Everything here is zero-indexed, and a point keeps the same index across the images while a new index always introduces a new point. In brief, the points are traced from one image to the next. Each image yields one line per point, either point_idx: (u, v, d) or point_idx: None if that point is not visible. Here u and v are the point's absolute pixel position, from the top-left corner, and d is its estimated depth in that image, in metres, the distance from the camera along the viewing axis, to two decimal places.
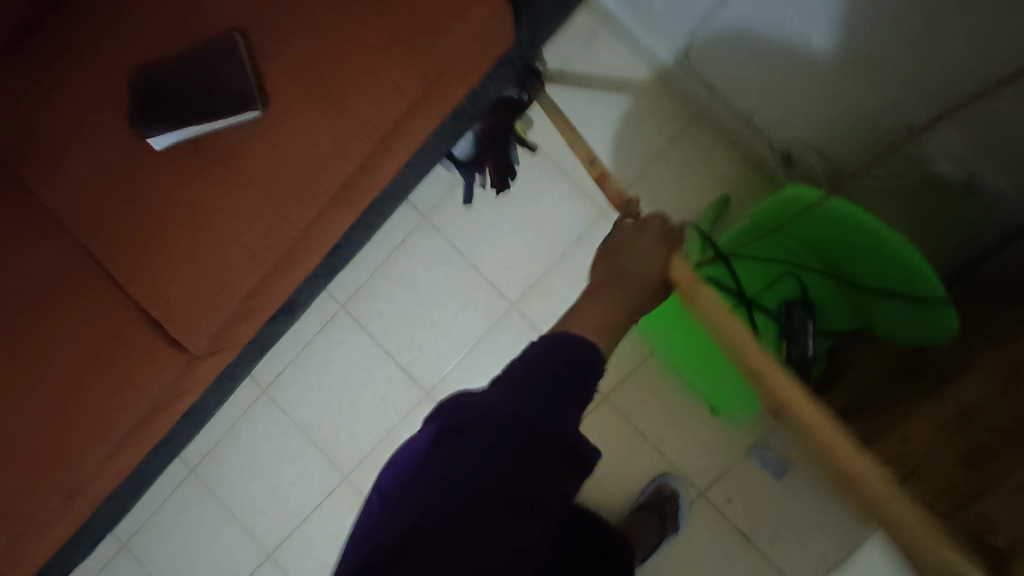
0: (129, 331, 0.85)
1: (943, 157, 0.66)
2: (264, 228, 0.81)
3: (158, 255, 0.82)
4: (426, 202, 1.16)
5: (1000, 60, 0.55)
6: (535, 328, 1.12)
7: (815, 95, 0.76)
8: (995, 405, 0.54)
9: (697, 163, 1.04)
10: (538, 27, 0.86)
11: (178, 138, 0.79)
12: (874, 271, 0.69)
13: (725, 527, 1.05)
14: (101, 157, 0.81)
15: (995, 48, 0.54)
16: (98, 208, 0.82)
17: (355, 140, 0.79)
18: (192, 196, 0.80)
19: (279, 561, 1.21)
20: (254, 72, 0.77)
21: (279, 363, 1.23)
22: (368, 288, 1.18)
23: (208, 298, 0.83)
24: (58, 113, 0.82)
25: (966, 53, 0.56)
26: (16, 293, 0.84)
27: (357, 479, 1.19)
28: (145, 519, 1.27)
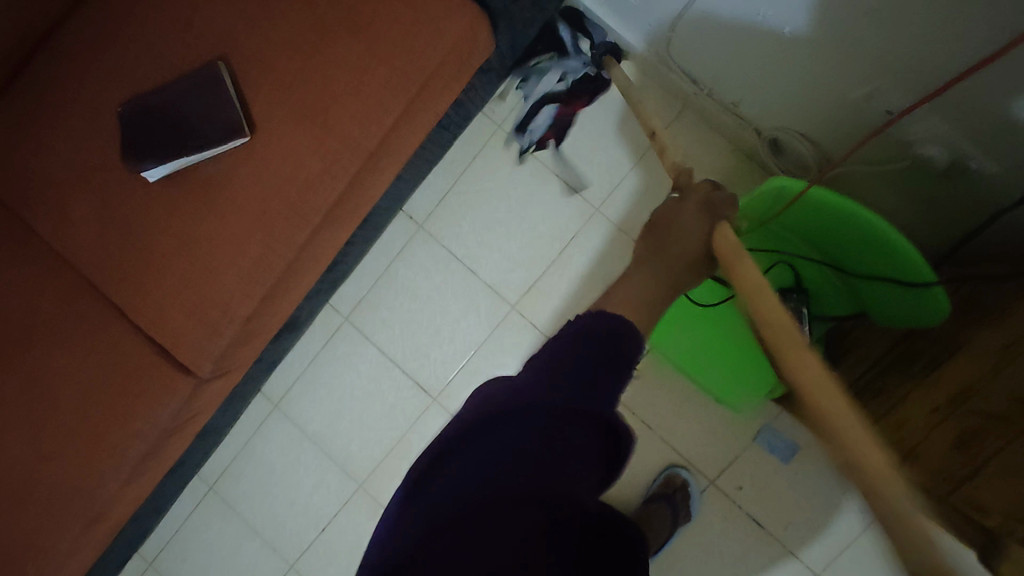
0: (137, 360, 0.86)
1: (928, 140, 0.65)
2: (260, 252, 0.82)
3: (160, 284, 0.83)
4: (421, 211, 1.17)
5: (975, 43, 0.54)
6: (537, 329, 1.13)
7: (797, 84, 0.76)
8: (991, 388, 0.54)
9: (688, 153, 1.04)
10: (517, 32, 0.87)
11: (171, 169, 0.80)
12: (864, 257, 0.69)
13: (736, 515, 1.06)
14: (98, 191, 0.83)
15: (968, 31, 0.54)
16: (99, 241, 0.84)
17: (342, 159, 0.80)
18: (189, 224, 0.81)
19: (302, 572, 1.24)
20: (240, 99, 0.78)
21: (288, 378, 1.24)
22: (370, 299, 1.20)
23: (210, 324, 0.84)
24: (53, 152, 0.84)
25: (940, 36, 0.56)
26: (25, 329, 0.86)
27: (373, 487, 1.21)
28: (169, 538, 1.30)
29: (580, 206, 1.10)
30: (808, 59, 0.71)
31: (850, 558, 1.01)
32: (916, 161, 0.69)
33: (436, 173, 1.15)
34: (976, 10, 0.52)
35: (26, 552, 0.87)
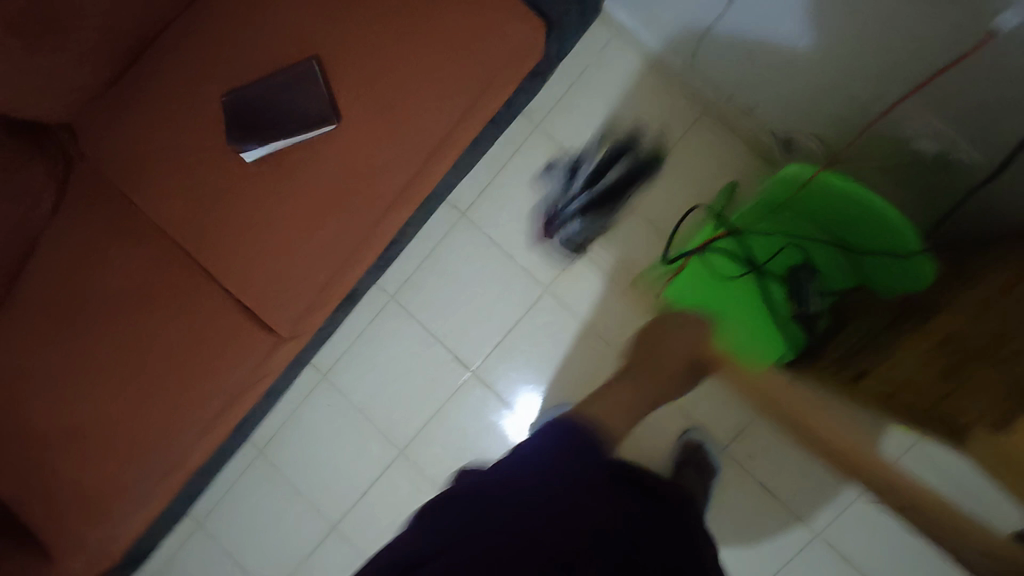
0: (225, 319, 0.98)
1: (921, 135, 0.79)
2: (339, 225, 0.94)
3: (249, 251, 0.95)
4: (463, 200, 1.29)
5: (960, 54, 0.67)
6: (568, 308, 1.25)
7: (809, 90, 0.89)
8: (974, 331, 0.65)
9: (706, 152, 1.17)
10: (564, 41, 1.00)
11: (265, 151, 0.92)
12: (865, 236, 0.81)
13: (747, 477, 1.17)
14: (199, 170, 0.95)
15: (954, 48, 0.67)
16: (196, 213, 0.96)
17: (415, 145, 0.92)
18: (278, 199, 0.93)
19: (343, 532, 1.35)
20: (329, 91, 0.90)
21: (336, 352, 1.35)
22: (414, 279, 1.31)
23: (292, 288, 0.96)
24: (158, 134, 0.96)
25: (933, 51, 0.69)
26: (127, 291, 0.98)
27: (413, 454, 1.32)
28: (218, 500, 1.40)
29: None
30: (819, 68, 0.84)
31: (848, 517, 1.13)
32: (911, 155, 0.82)
33: (479, 167, 1.28)
34: (962, 28, 0.65)
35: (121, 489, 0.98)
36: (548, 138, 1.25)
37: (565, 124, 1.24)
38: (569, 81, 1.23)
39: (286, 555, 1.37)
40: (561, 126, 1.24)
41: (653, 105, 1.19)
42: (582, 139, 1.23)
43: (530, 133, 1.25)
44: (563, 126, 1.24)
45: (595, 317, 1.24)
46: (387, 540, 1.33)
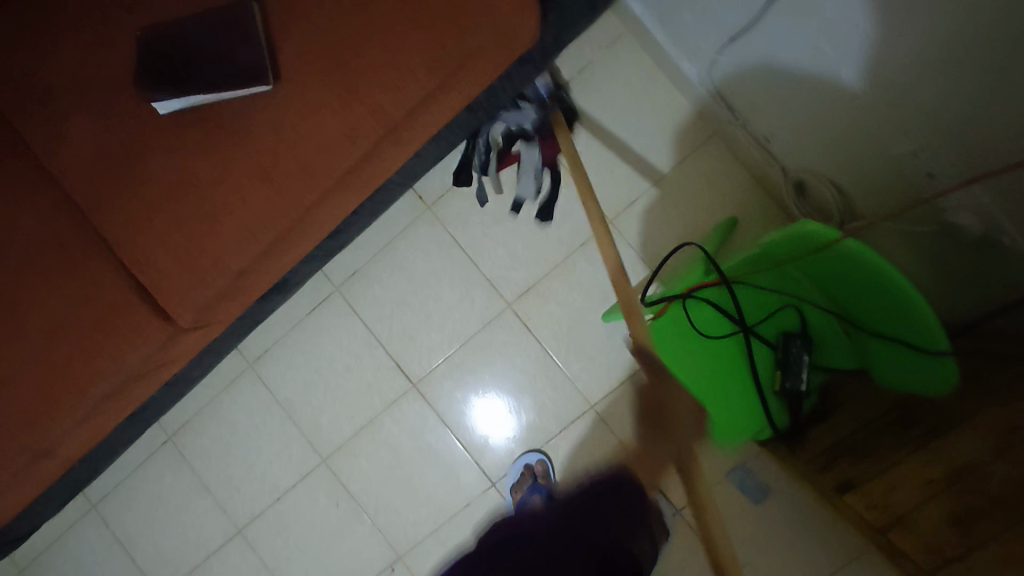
0: (114, 296, 0.82)
1: (963, 210, 0.63)
2: (263, 206, 0.78)
3: (151, 222, 0.79)
4: (432, 192, 1.14)
5: (1012, 132, 0.54)
6: (530, 331, 1.11)
7: (837, 131, 0.75)
8: (989, 472, 0.53)
9: (707, 181, 1.03)
10: (562, 27, 0.84)
11: (182, 106, 0.76)
12: (873, 315, 0.68)
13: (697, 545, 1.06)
14: (102, 114, 0.79)
15: (1013, 124, 0.53)
16: (95, 167, 0.80)
17: (364, 125, 0.76)
18: (193, 164, 0.77)
19: (249, 538, 1.21)
20: (267, 44, 0.74)
21: (267, 340, 1.20)
22: (365, 272, 1.16)
23: (198, 273, 0.80)
24: (60, 66, 0.79)
25: (994, 119, 0.54)
26: (3, 246, 0.83)
27: (336, 465, 1.18)
28: (116, 483, 1.26)
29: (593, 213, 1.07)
30: (856, 106, 0.69)
31: None
32: (948, 229, 0.66)
33: (453, 159, 1.13)
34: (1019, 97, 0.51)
35: None
36: None
37: None
38: (567, 76, 1.08)
39: (184, 554, 1.24)
40: None
41: (656, 117, 1.04)
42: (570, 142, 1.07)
43: None
44: None
45: (558, 345, 1.10)
46: (295, 558, 1.20)
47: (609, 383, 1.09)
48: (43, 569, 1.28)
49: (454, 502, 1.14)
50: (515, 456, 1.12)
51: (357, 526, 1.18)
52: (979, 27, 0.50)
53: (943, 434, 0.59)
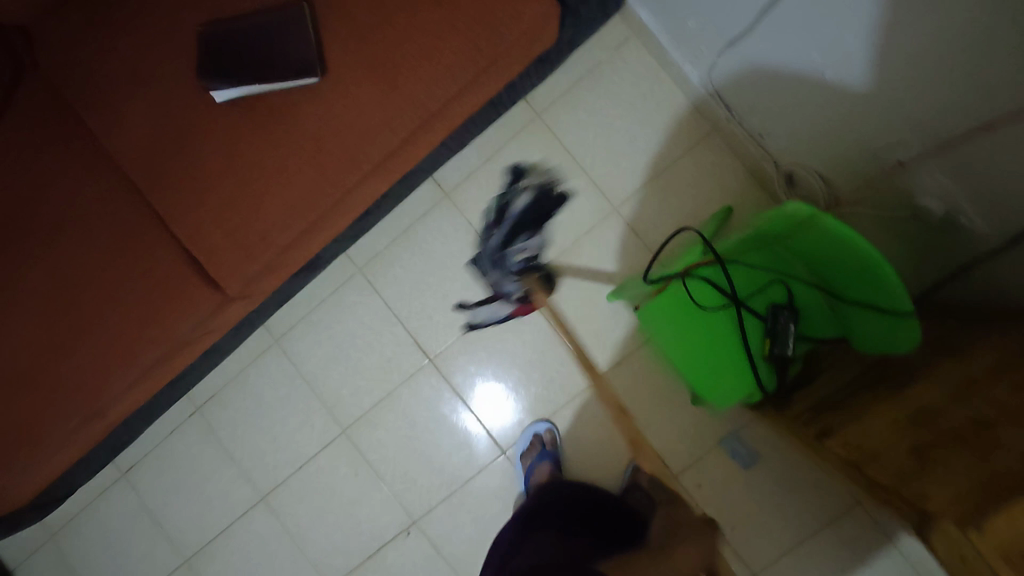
0: (168, 267, 0.89)
1: (931, 193, 0.72)
2: (307, 187, 0.86)
3: (205, 199, 0.87)
4: (450, 180, 1.22)
5: (967, 126, 0.63)
6: (540, 310, 1.20)
7: (822, 128, 0.85)
8: (941, 411, 0.62)
9: (705, 173, 1.13)
10: (578, 30, 0.93)
11: (238, 95, 0.84)
12: (853, 287, 0.77)
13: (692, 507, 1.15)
14: (162, 101, 0.87)
15: (968, 118, 0.63)
16: (154, 149, 0.88)
17: (402, 115, 0.84)
18: (245, 147, 0.86)
19: (272, 504, 1.29)
20: (316, 41, 0.83)
21: (293, 318, 1.28)
22: (386, 255, 1.25)
23: (246, 247, 0.88)
24: (124, 57, 0.87)
25: (952, 115, 0.64)
26: (65, 220, 0.90)
27: (356, 435, 1.26)
28: (146, 452, 1.33)
29: (600, 201, 1.17)
30: (838, 106, 0.79)
31: (784, 564, 1.12)
32: (917, 212, 0.76)
33: (471, 149, 1.22)
34: (972, 95, 0.61)
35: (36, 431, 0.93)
36: (548, 131, 1.18)
37: (568, 119, 1.17)
38: (578, 74, 1.17)
39: (208, 520, 1.31)
40: (563, 120, 1.18)
41: (660, 114, 1.14)
42: (580, 135, 1.17)
43: (529, 121, 1.19)
44: (564, 120, 1.18)
45: (566, 324, 1.19)
46: (316, 523, 1.28)
47: (612, 359, 1.18)
48: (74, 532, 1.36)
49: (466, 470, 1.23)
50: (525, 426, 1.21)
51: (375, 493, 1.26)
52: (939, 39, 0.60)
53: (911, 390, 0.68)
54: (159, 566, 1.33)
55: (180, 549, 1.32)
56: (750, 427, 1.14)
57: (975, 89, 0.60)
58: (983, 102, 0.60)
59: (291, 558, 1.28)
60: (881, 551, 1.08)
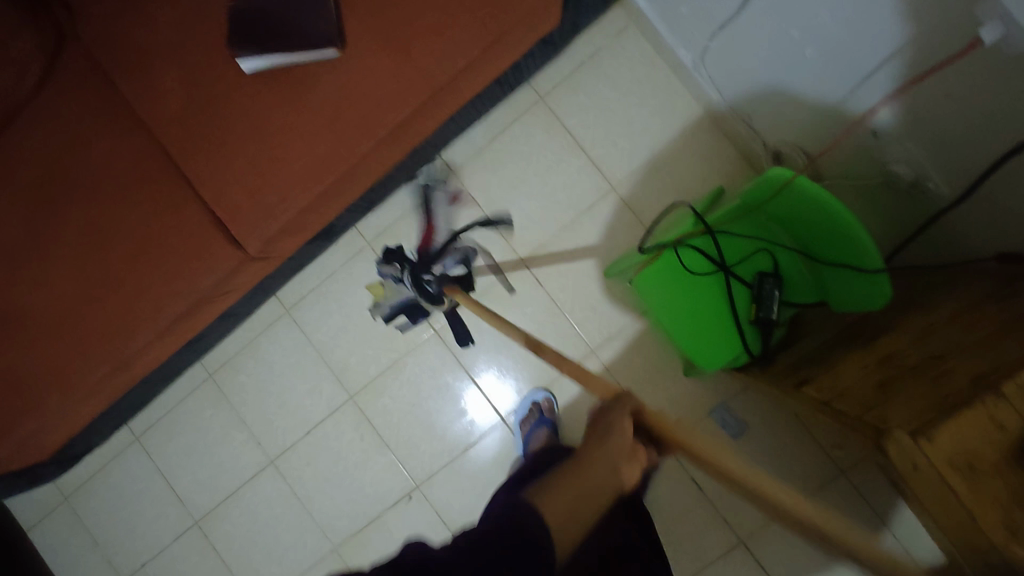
0: (193, 225, 0.96)
1: (900, 160, 0.78)
2: (325, 152, 0.93)
3: (229, 162, 0.94)
4: (456, 159, 1.29)
5: (929, 95, 0.70)
6: (539, 284, 1.26)
7: (804, 104, 0.91)
8: (906, 352, 0.68)
9: (698, 154, 1.19)
10: (578, 14, 1.00)
11: (263, 65, 0.91)
12: (830, 249, 0.83)
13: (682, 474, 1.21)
14: (192, 70, 0.93)
15: (931, 86, 0.69)
16: (183, 115, 0.94)
17: (415, 86, 0.91)
18: (267, 114, 0.92)
19: (280, 468, 1.34)
20: (336, 16, 0.90)
21: (304, 289, 1.34)
22: (394, 229, 1.31)
23: (267, 207, 0.95)
24: (158, 29, 0.94)
25: (915, 85, 0.70)
26: (98, 181, 0.97)
27: (362, 402, 1.32)
28: (159, 417, 1.39)
29: (598, 180, 1.23)
30: (817, 83, 0.85)
31: (769, 531, 1.16)
32: (891, 179, 0.82)
33: (477, 130, 1.28)
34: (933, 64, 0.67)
35: (65, 378, 0.99)
36: (550, 113, 1.25)
37: (569, 102, 1.24)
38: (579, 60, 1.23)
39: (218, 483, 1.37)
40: (564, 103, 1.24)
41: (656, 98, 1.20)
42: (579, 118, 1.23)
43: (533, 103, 1.25)
44: (566, 103, 1.24)
45: (565, 297, 1.25)
46: (322, 486, 1.33)
47: (608, 331, 1.23)
48: (89, 494, 1.41)
49: (467, 437, 1.29)
50: (524, 395, 1.26)
51: (380, 457, 1.31)
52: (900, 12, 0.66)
53: (880, 338, 0.75)
54: (170, 527, 1.38)
55: (191, 510, 1.38)
56: (739, 397, 1.20)
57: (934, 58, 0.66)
58: (935, 69, 0.67)
59: (298, 519, 1.33)
60: (862, 515, 1.13)
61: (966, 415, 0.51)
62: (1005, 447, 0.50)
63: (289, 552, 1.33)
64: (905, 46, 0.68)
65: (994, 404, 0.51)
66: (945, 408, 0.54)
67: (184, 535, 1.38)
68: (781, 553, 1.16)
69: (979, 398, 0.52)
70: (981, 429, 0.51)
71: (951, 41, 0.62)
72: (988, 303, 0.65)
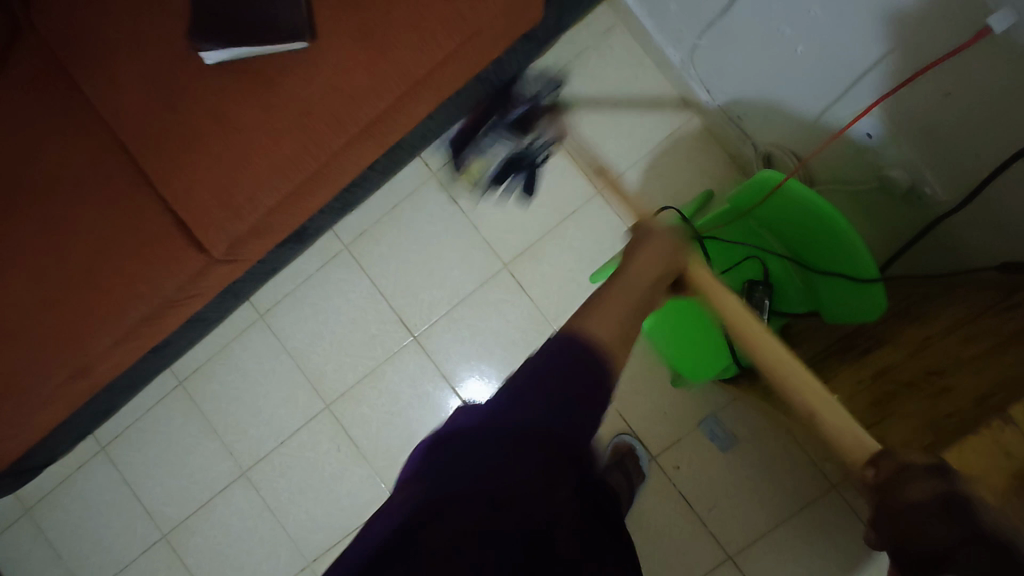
0: (155, 227, 0.91)
1: (896, 164, 0.75)
2: (294, 150, 0.88)
3: (192, 160, 0.89)
4: (438, 161, 1.25)
5: (924, 96, 0.66)
6: (523, 290, 1.21)
7: (794, 105, 0.87)
8: (904, 367, 0.64)
9: (687, 157, 1.15)
10: (562, 9, 0.96)
11: (228, 58, 0.86)
12: (823, 255, 0.79)
13: (670, 489, 1.16)
14: (154, 64, 0.89)
15: (927, 87, 0.65)
16: (145, 111, 0.90)
17: (388, 81, 0.87)
18: (233, 109, 0.88)
19: (253, 479, 1.29)
20: (305, 7, 0.85)
21: (278, 293, 1.29)
22: (373, 232, 1.26)
23: (232, 207, 0.90)
24: (119, 21, 0.90)
25: (911, 85, 0.67)
26: (55, 180, 0.92)
27: (339, 411, 1.27)
28: (126, 425, 1.33)
29: (584, 183, 1.19)
30: (807, 83, 0.82)
31: (760, 548, 1.12)
32: (885, 184, 0.78)
33: (458, 131, 1.24)
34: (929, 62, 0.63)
35: (18, 386, 0.94)
36: None
37: (554, 102, 1.20)
38: (565, 59, 1.20)
39: (188, 495, 1.31)
40: (549, 103, 1.20)
41: (643, 98, 1.17)
42: (565, 119, 1.20)
43: (517, 104, 1.22)
44: (550, 103, 1.20)
45: (549, 304, 1.20)
46: (296, 498, 1.28)
47: None
48: (52, 507, 1.35)
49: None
50: None
51: (356, 469, 1.26)
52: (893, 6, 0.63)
53: (879, 352, 0.70)
54: (138, 541, 1.32)
55: (159, 523, 1.32)
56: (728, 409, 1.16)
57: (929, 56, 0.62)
58: (929, 68, 0.63)
59: (271, 533, 1.28)
60: (856, 533, 1.09)
61: (970, 441, 0.47)
62: (1016, 475, 0.45)
63: (261, 568, 1.28)
64: (899, 42, 0.64)
65: (1001, 428, 0.46)
66: (949, 433, 0.49)
67: (152, 550, 1.32)
68: (772, 572, 1.11)
69: (985, 422, 0.47)
70: (988, 457, 0.46)
71: (946, 37, 0.59)
72: (992, 316, 0.60)
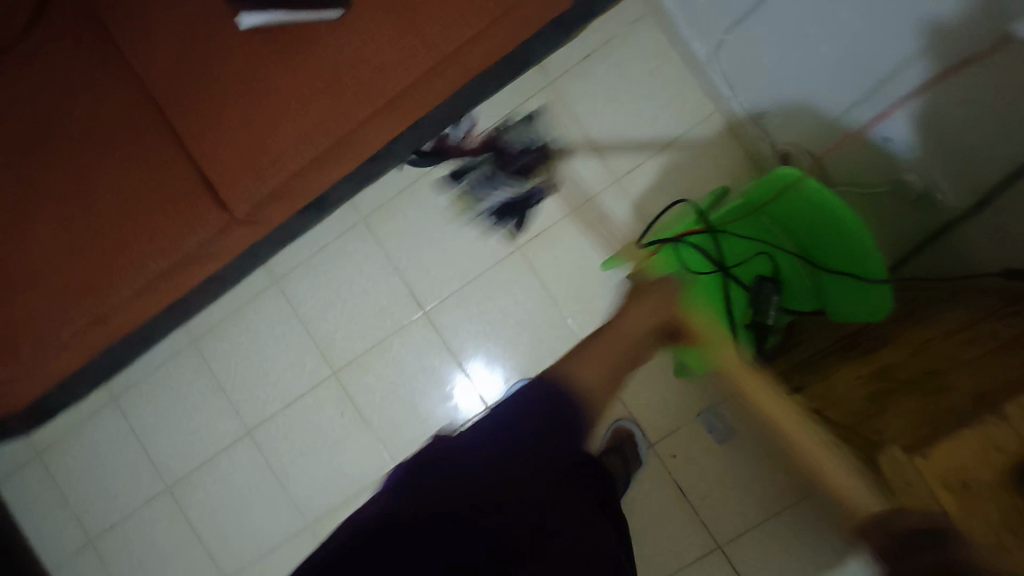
0: (181, 183, 0.93)
1: (913, 168, 0.76)
2: (320, 118, 0.90)
3: (220, 120, 0.91)
4: (459, 140, 1.26)
5: (946, 102, 0.66)
6: (535, 272, 1.23)
7: (818, 104, 0.88)
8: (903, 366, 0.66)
9: (706, 152, 1.16)
10: None
11: (264, 22, 0.86)
12: (833, 257, 0.81)
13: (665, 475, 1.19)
14: (191, 25, 0.91)
15: (950, 93, 0.65)
16: (177, 70, 0.92)
17: (417, 55, 0.88)
18: (263, 74, 0.89)
19: (257, 440, 1.32)
20: None
21: (294, 260, 1.32)
22: (391, 206, 1.28)
23: (256, 169, 0.92)
24: None
25: (934, 90, 0.67)
26: (85, 131, 0.94)
27: (345, 378, 1.30)
28: (138, 379, 1.37)
29: (601, 172, 1.20)
30: (832, 81, 0.82)
31: (751, 538, 1.14)
32: (900, 186, 0.79)
33: (482, 112, 1.25)
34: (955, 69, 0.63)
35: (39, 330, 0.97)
36: (557, 99, 1.22)
37: (577, 89, 1.21)
38: (591, 47, 1.20)
39: (193, 450, 1.35)
40: (573, 90, 1.21)
41: (663, 91, 1.17)
42: (587, 107, 1.21)
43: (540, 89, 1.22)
44: (574, 91, 1.21)
45: (559, 287, 1.22)
46: (298, 461, 1.31)
47: (601, 326, 1.21)
48: (61, 451, 1.39)
49: (448, 422, 1.26)
50: (510, 384, 1.24)
51: (359, 436, 1.29)
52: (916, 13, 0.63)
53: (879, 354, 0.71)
54: (142, 490, 1.37)
55: (164, 475, 1.36)
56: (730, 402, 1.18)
57: (953, 61, 0.62)
58: (953, 71, 0.63)
59: (271, 492, 1.32)
60: (848, 532, 1.10)
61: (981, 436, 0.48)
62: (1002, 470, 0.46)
63: (261, 524, 1.32)
64: (925, 48, 0.65)
65: (995, 424, 0.48)
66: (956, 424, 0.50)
67: (154, 500, 1.36)
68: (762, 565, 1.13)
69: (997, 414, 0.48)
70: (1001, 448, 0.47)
71: (972, 46, 0.59)
72: (994, 321, 0.61)
